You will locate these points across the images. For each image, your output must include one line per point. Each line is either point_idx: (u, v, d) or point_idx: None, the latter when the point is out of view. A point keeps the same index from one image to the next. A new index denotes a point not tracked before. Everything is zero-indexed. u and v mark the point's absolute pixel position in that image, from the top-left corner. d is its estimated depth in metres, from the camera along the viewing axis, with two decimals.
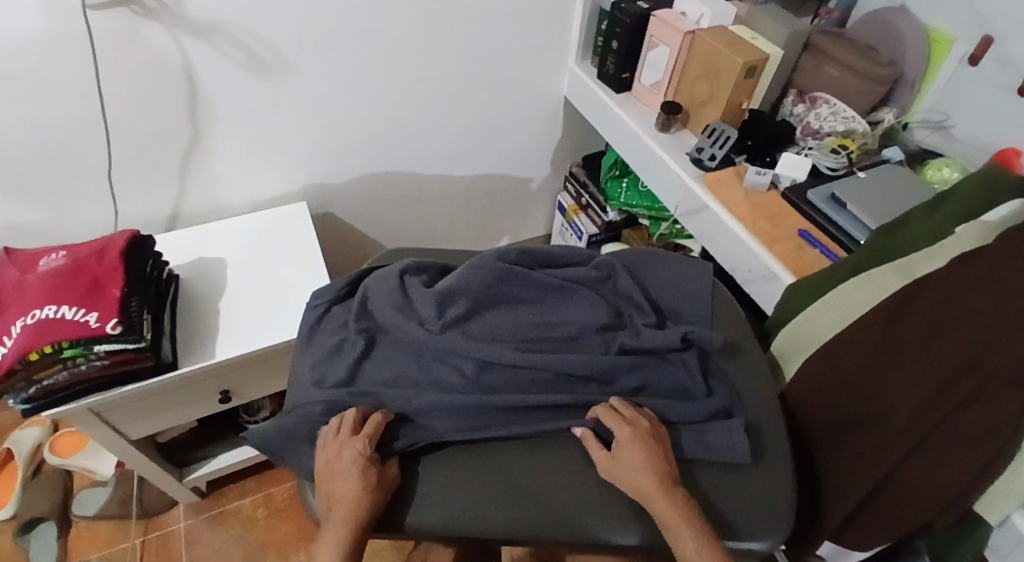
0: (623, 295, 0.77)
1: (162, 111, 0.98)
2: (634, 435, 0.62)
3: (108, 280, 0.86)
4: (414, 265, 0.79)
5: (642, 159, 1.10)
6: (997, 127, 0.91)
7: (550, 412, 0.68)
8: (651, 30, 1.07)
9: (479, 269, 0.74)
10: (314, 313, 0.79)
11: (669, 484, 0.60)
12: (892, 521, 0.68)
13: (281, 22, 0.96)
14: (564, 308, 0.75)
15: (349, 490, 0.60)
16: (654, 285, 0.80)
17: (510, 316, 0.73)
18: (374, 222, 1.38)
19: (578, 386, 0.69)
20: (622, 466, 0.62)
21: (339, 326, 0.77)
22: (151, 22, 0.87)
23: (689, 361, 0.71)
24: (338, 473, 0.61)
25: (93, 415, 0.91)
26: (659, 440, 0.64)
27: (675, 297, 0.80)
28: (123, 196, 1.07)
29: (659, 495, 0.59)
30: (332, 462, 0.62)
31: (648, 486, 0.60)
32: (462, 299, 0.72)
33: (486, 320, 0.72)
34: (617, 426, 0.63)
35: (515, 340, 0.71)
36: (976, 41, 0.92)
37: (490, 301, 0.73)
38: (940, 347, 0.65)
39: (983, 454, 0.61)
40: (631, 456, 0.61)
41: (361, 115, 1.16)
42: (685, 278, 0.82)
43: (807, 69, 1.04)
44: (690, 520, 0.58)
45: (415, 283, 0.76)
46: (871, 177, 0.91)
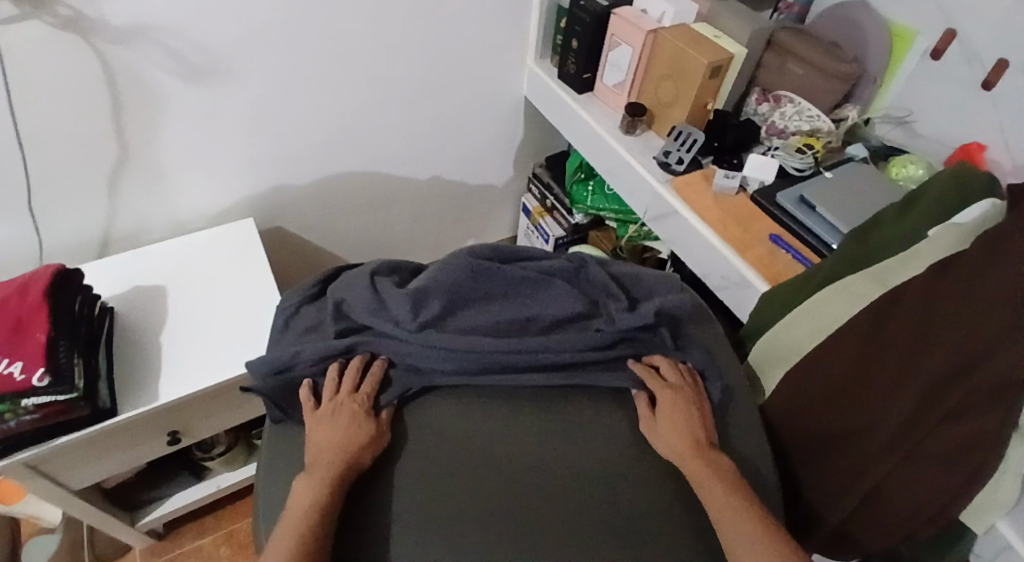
0: (595, 281, 0.75)
1: (86, 128, 0.90)
2: (674, 397, 0.65)
3: (33, 322, 0.78)
4: (385, 264, 0.76)
5: (608, 162, 1.06)
6: (959, 122, 0.92)
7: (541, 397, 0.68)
8: (613, 29, 1.04)
9: (451, 265, 0.71)
10: (285, 313, 0.75)
11: (707, 446, 0.62)
12: (881, 531, 0.68)
13: (216, 28, 0.88)
14: (541, 297, 0.72)
15: (348, 425, 0.61)
16: (622, 273, 0.79)
17: (485, 311, 0.70)
18: (329, 234, 1.31)
19: (564, 374, 0.68)
20: (658, 432, 0.64)
21: (313, 328, 0.73)
22: (68, 33, 0.79)
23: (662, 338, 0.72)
24: (336, 416, 0.62)
25: (28, 469, 0.84)
26: (698, 404, 0.66)
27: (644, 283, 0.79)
28: (48, 222, 0.97)
29: (693, 458, 0.61)
30: (330, 409, 0.63)
31: (686, 447, 0.61)
32: (437, 297, 0.69)
33: (462, 318, 0.70)
34: (659, 390, 0.66)
35: (498, 331, 0.69)
36: (938, 35, 0.92)
37: (465, 296, 0.70)
38: (927, 358, 0.64)
39: (961, 467, 0.61)
40: (671, 422, 0.63)
41: (310, 122, 1.09)
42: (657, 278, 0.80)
43: (771, 66, 1.03)
44: (725, 484, 0.58)
45: (388, 283, 0.73)
46: (839, 177, 0.91)
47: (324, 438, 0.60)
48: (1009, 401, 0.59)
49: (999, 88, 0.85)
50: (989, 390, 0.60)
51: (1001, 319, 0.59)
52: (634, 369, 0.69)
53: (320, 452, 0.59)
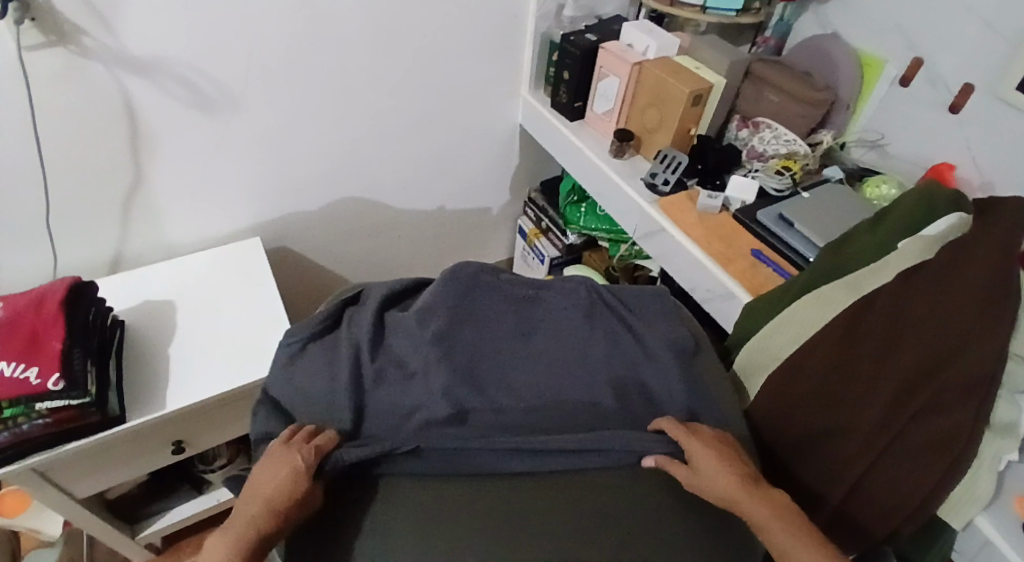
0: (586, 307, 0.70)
1: (105, 150, 0.95)
2: (705, 443, 0.58)
3: (48, 331, 0.82)
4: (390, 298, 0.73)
5: (599, 184, 1.12)
6: (929, 143, 0.98)
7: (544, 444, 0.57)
8: (601, 61, 1.11)
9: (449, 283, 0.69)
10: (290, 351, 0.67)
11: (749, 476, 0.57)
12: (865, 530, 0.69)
13: (229, 60, 0.95)
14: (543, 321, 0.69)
15: (275, 483, 0.52)
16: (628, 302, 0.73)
17: (491, 336, 0.66)
18: (332, 255, 1.36)
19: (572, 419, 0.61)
20: (701, 481, 0.55)
21: (320, 363, 0.65)
22: (89, 61, 0.85)
23: (668, 370, 0.65)
24: (271, 470, 0.53)
25: (37, 475, 0.86)
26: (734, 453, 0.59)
27: (649, 313, 0.73)
28: (65, 241, 1.02)
29: (748, 497, 0.55)
30: (258, 474, 0.53)
31: (737, 488, 0.55)
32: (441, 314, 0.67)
33: (467, 340, 0.65)
34: (687, 441, 0.57)
35: (509, 360, 0.65)
36: (906, 64, 0.99)
37: (471, 317, 0.67)
38: (897, 361, 0.68)
39: (937, 462, 0.64)
40: (712, 465, 0.55)
41: (315, 148, 1.14)
42: (661, 309, 0.74)
43: (749, 95, 1.10)
44: (781, 518, 0.54)
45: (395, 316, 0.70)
46: (816, 197, 0.96)
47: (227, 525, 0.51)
48: (980, 395, 0.64)
49: (965, 111, 0.91)
50: (961, 386, 0.64)
51: (966, 322, 0.65)
52: (666, 428, 0.59)
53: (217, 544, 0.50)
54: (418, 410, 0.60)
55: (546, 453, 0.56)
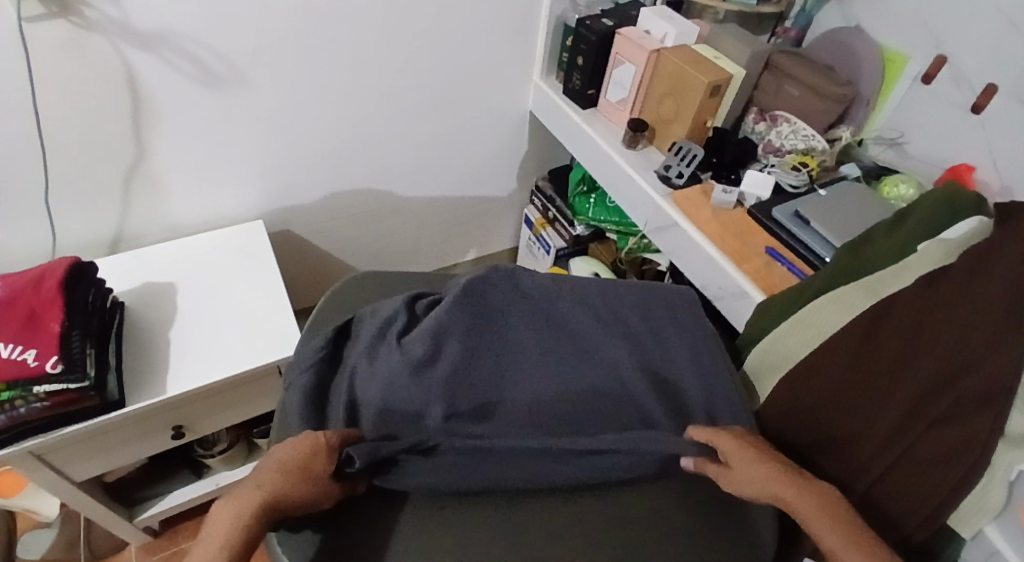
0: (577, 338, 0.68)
1: (106, 126, 0.92)
2: (736, 446, 0.59)
3: (47, 312, 0.80)
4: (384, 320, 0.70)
5: (610, 175, 1.10)
6: (948, 143, 0.96)
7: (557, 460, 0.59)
8: (617, 48, 1.08)
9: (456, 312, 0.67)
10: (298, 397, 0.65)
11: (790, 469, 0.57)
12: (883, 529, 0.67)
13: (234, 36, 0.92)
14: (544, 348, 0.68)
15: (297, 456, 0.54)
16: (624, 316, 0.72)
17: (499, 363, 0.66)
18: (335, 239, 1.33)
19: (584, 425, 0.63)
20: (739, 480, 0.57)
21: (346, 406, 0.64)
22: (91, 33, 0.82)
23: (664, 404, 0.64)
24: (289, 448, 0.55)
25: (34, 457, 0.85)
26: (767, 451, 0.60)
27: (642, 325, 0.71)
28: (64, 217, 1.00)
29: (787, 488, 0.55)
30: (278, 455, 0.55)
31: (775, 480, 0.56)
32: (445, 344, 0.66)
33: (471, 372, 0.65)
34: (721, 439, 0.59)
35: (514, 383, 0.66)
36: (930, 60, 0.96)
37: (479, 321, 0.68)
38: (913, 371, 0.66)
39: (952, 468, 0.63)
40: (749, 464, 0.57)
41: (322, 129, 1.12)
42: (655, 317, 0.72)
43: (767, 88, 1.07)
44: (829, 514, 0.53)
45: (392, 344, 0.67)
46: (833, 194, 0.94)
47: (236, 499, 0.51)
48: (998, 403, 0.62)
49: (987, 112, 0.89)
50: (981, 393, 0.62)
51: (985, 337, 0.63)
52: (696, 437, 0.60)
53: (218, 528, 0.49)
54: (427, 407, 0.63)
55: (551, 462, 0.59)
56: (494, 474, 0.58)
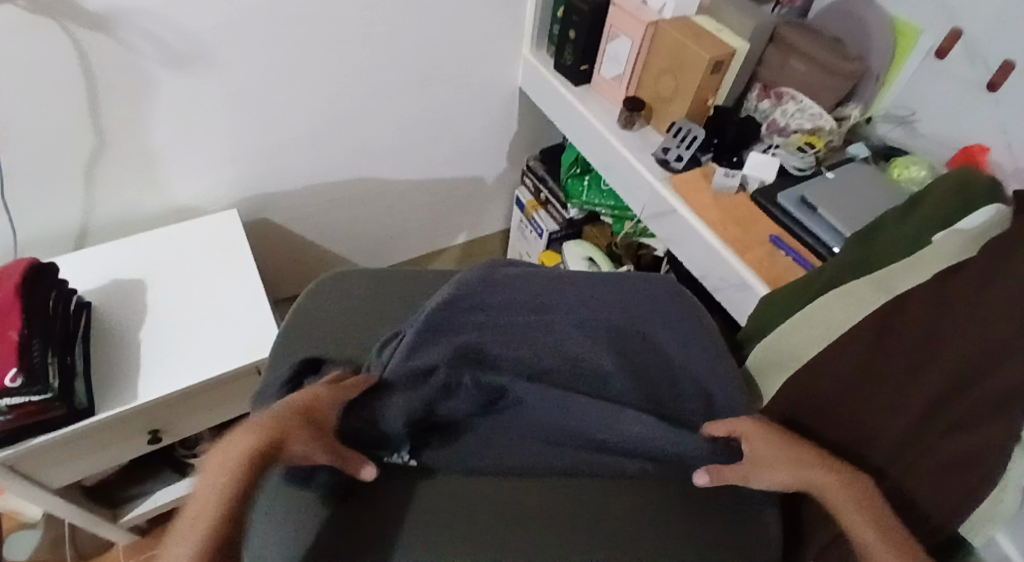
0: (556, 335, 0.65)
1: (63, 114, 0.85)
2: (766, 432, 0.55)
3: (5, 320, 0.74)
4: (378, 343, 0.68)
5: (605, 158, 1.04)
6: (961, 122, 0.90)
7: (540, 438, 0.58)
8: (612, 20, 1.01)
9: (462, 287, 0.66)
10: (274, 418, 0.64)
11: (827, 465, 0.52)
12: None
13: (196, 13, 0.84)
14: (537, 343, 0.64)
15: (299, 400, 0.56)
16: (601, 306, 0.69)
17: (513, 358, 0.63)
18: (317, 227, 1.27)
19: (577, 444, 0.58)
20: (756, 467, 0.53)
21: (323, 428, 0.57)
22: (39, 14, 0.74)
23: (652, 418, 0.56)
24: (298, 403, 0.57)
25: (6, 468, 0.81)
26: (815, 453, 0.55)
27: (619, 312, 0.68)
28: (23, 213, 0.93)
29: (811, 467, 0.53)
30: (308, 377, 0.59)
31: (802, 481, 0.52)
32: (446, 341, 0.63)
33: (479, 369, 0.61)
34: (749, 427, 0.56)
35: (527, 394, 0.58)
36: (944, 35, 0.90)
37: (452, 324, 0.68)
38: (921, 383, 0.59)
39: (964, 475, 0.55)
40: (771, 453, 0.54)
41: (297, 111, 1.05)
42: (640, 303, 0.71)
43: (773, 62, 1.00)
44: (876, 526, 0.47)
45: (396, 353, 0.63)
46: (841, 177, 0.89)
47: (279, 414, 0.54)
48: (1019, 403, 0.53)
49: (1004, 90, 0.83)
50: (1000, 393, 0.54)
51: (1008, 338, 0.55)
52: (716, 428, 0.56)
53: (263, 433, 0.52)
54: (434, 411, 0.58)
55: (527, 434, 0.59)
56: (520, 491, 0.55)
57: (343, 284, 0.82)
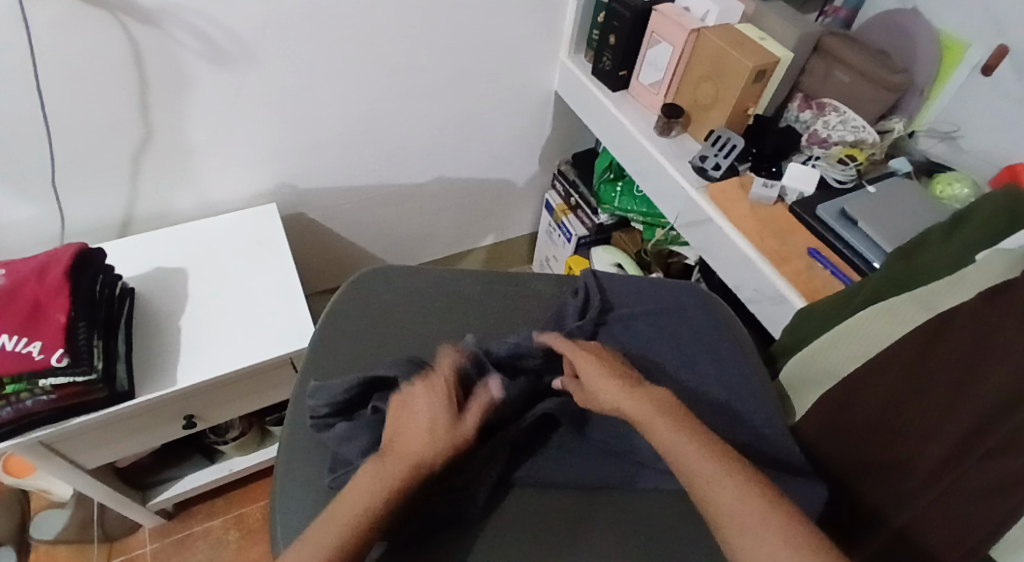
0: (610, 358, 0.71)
1: (113, 105, 0.88)
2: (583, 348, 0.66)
3: (53, 302, 0.77)
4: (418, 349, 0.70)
5: (640, 164, 1.03)
6: (1010, 139, 0.88)
7: (584, 459, 0.63)
8: (653, 25, 1.01)
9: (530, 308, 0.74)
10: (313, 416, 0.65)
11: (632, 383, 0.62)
12: None
13: (243, 9, 0.86)
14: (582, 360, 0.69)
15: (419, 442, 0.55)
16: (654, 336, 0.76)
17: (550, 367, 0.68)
18: (349, 223, 1.29)
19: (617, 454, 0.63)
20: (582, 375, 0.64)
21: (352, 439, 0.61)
22: (97, 7, 0.77)
23: None
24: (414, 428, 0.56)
25: (43, 447, 0.84)
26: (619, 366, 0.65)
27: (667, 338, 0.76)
28: (70, 200, 0.96)
29: (625, 396, 0.60)
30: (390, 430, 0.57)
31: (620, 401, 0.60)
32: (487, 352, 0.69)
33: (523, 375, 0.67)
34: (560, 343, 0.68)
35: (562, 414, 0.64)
36: (991, 50, 0.88)
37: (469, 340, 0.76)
38: (961, 413, 0.57)
39: (996, 504, 0.54)
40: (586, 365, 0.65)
41: (336, 108, 1.06)
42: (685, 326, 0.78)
43: (816, 73, 0.99)
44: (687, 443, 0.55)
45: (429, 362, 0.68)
46: (882, 192, 0.87)
47: (366, 476, 0.54)
48: None
49: None
50: None
51: None
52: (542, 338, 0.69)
53: (345, 504, 0.52)
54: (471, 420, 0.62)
55: (576, 456, 0.64)
56: (568, 498, 0.61)
57: (383, 283, 0.82)
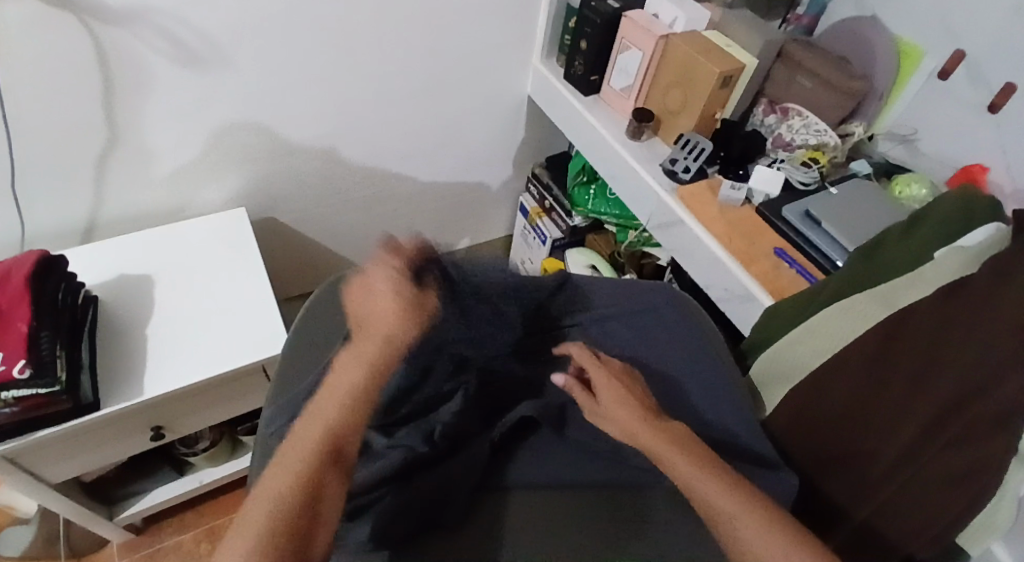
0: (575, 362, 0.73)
1: (77, 108, 0.86)
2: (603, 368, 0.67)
3: (14, 311, 0.74)
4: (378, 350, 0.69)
5: (613, 167, 1.05)
6: (962, 142, 0.92)
7: (564, 458, 0.66)
8: (623, 31, 1.02)
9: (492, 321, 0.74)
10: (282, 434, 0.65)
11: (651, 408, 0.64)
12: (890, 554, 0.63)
13: (213, 11, 0.85)
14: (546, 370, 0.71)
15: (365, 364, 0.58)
16: (619, 334, 0.77)
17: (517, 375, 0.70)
18: (322, 228, 1.28)
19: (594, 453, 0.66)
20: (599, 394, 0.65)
21: None
22: (61, 10, 0.75)
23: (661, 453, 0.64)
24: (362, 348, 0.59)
25: (6, 462, 0.81)
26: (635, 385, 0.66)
27: (633, 337, 0.77)
28: (31, 206, 0.93)
29: (644, 427, 0.61)
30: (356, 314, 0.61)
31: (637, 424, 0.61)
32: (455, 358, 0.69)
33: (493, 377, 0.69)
34: (594, 367, 0.67)
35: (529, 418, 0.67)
36: (946, 56, 0.92)
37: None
38: (924, 401, 0.61)
39: (962, 490, 0.59)
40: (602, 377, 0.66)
41: (310, 112, 1.06)
42: (653, 330, 0.78)
43: (779, 79, 1.02)
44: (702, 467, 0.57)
45: None
46: (844, 194, 0.90)
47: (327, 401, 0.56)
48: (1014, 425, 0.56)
49: (1005, 111, 0.85)
50: (998, 413, 0.57)
51: (995, 360, 0.57)
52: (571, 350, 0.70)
53: (337, 383, 0.57)
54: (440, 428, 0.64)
55: (555, 456, 0.67)
56: (547, 500, 0.62)
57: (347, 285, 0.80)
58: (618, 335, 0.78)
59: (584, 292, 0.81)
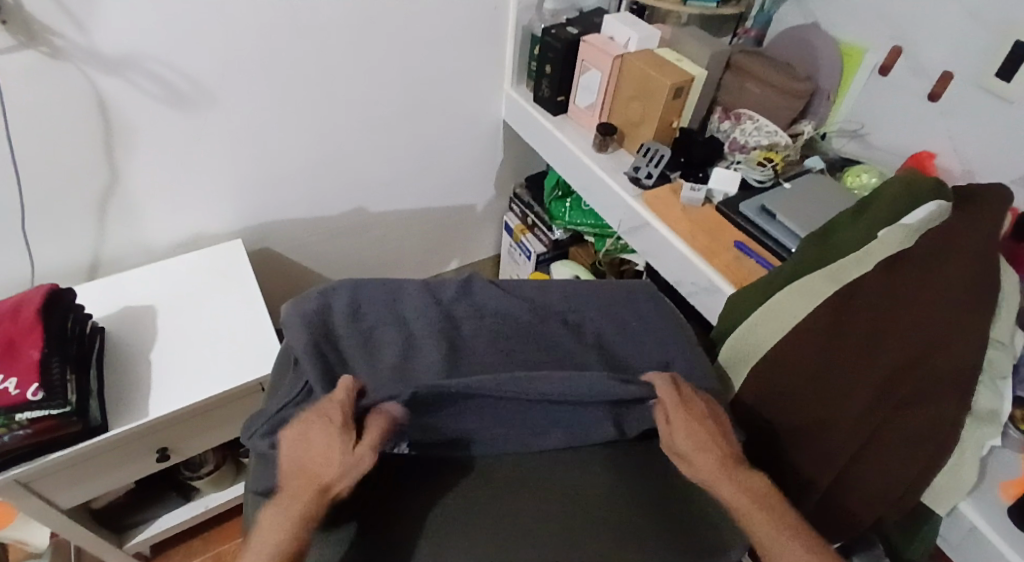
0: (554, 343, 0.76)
1: (78, 151, 0.93)
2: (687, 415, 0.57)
3: (26, 339, 0.80)
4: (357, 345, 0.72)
5: (583, 179, 1.12)
6: (908, 131, 0.99)
7: None
8: (582, 54, 1.10)
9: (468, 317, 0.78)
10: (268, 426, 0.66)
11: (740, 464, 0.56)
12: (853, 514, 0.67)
13: (200, 55, 0.93)
14: (526, 351, 0.74)
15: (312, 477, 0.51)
16: (592, 323, 0.81)
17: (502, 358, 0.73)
18: (315, 256, 1.34)
19: None
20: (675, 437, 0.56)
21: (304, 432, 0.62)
22: (62, 63, 0.84)
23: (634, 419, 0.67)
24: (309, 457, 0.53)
25: (21, 487, 0.85)
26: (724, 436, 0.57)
27: (605, 322, 0.81)
28: (40, 245, 1.00)
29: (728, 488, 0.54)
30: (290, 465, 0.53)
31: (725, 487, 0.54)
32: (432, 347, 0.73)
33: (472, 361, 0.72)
34: (673, 412, 0.57)
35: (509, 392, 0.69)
36: (886, 52, 0.99)
37: (421, 333, 0.75)
38: (876, 367, 0.66)
39: (930, 446, 0.63)
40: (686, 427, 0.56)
41: (298, 144, 1.14)
42: (622, 317, 0.82)
43: (732, 88, 1.10)
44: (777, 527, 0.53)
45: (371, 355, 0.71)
46: (797, 188, 0.96)
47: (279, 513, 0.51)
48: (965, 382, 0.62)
49: (944, 99, 0.92)
50: (951, 371, 0.63)
51: (937, 322, 0.64)
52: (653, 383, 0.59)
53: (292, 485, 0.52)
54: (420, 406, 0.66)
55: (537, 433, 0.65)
56: None
57: (324, 298, 0.78)
58: (591, 325, 0.81)
59: (555, 293, 0.85)
